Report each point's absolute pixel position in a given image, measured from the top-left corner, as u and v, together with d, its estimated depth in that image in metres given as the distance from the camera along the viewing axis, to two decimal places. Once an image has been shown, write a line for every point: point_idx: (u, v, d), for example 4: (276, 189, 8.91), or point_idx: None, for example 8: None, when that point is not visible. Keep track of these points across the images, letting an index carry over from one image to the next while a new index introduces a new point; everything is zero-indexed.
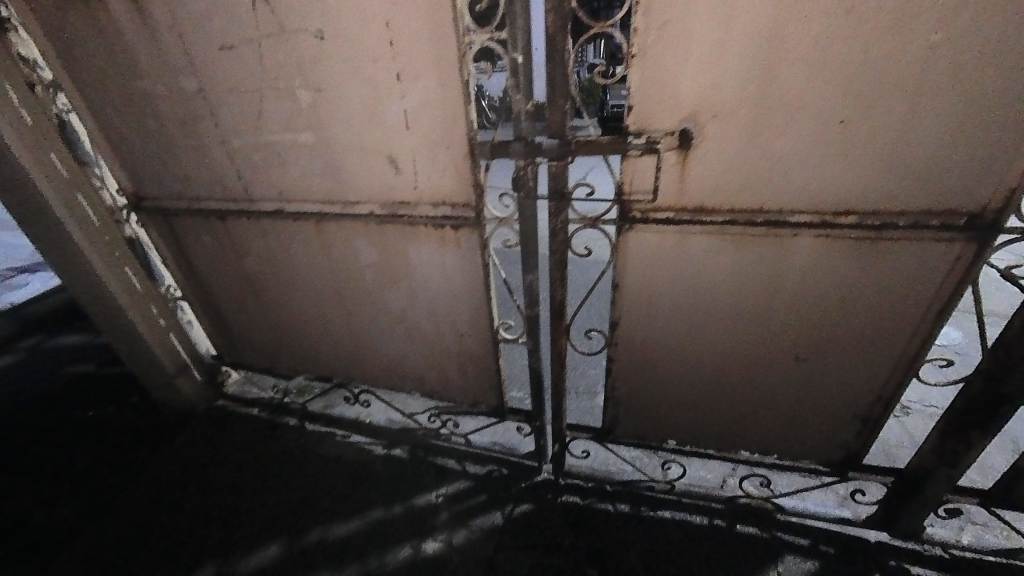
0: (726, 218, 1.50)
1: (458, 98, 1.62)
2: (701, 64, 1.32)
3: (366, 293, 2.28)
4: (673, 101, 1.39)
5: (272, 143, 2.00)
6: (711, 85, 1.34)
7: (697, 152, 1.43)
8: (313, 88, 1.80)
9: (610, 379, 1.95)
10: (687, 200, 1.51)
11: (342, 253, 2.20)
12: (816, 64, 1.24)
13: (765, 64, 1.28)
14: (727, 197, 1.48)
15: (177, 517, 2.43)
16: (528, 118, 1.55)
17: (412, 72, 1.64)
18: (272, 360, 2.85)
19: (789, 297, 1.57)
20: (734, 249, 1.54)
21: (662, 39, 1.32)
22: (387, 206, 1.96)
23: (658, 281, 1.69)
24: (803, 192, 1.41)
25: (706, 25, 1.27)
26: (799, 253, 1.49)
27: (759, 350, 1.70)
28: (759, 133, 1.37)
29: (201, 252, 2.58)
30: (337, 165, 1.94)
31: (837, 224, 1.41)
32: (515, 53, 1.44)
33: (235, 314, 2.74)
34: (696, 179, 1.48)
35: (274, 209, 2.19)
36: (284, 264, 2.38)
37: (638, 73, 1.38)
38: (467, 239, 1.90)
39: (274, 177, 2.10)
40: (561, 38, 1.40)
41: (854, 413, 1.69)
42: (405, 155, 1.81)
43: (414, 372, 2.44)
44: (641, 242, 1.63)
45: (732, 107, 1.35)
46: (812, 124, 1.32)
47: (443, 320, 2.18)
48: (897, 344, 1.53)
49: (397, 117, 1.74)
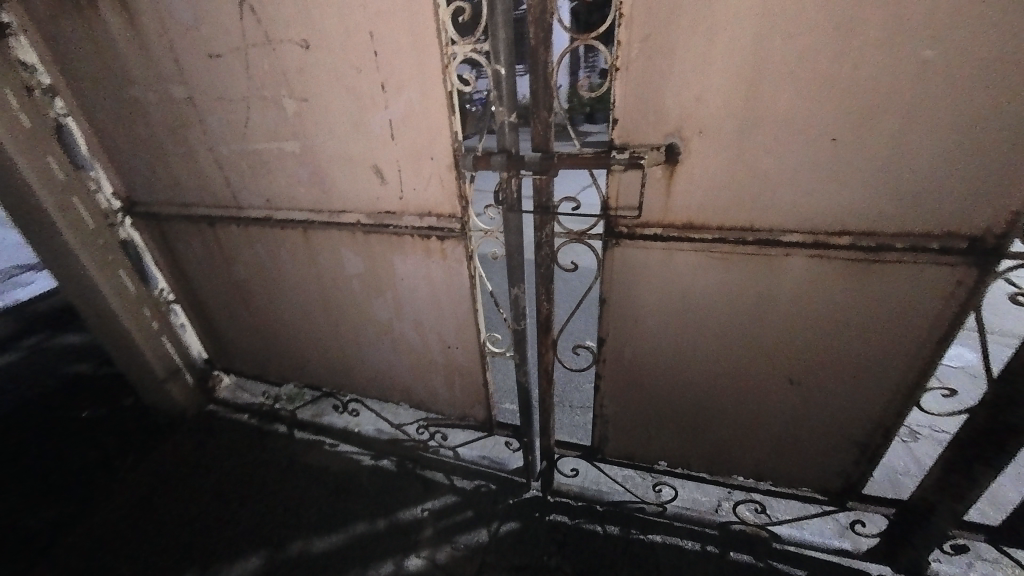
0: (715, 235, 1.44)
1: (442, 108, 1.60)
2: (686, 78, 1.28)
3: (353, 303, 2.25)
4: (658, 115, 1.36)
5: (260, 152, 1.99)
6: (696, 99, 1.30)
7: (683, 167, 1.39)
8: (299, 98, 1.78)
9: (598, 397, 1.89)
10: (674, 216, 1.47)
11: (330, 262, 2.18)
12: (804, 79, 1.20)
13: (751, 78, 1.23)
14: (715, 214, 1.42)
15: (161, 524, 2.41)
16: (511, 130, 1.54)
17: (395, 82, 1.62)
18: (262, 367, 2.84)
19: (781, 318, 1.51)
20: (723, 268, 1.49)
21: (646, 53, 1.29)
22: (374, 215, 1.93)
23: (645, 299, 1.63)
24: (794, 210, 1.35)
25: (690, 38, 1.24)
26: (791, 274, 1.43)
27: (751, 372, 1.63)
28: (746, 150, 1.32)
29: (192, 258, 2.58)
30: (323, 174, 1.92)
31: (831, 244, 1.35)
32: (498, 66, 1.46)
33: (226, 319, 2.74)
34: (683, 196, 1.43)
35: (262, 217, 2.18)
36: (273, 272, 2.37)
37: (622, 87, 1.35)
38: (453, 251, 1.86)
39: (263, 185, 2.09)
40: (544, 50, 1.36)
41: (852, 441, 1.61)
42: (390, 165, 1.78)
43: (401, 383, 2.41)
44: (627, 259, 1.58)
45: (717, 122, 1.31)
46: (802, 141, 1.26)
47: (429, 332, 2.14)
48: (896, 371, 1.46)
49: (382, 127, 1.72)
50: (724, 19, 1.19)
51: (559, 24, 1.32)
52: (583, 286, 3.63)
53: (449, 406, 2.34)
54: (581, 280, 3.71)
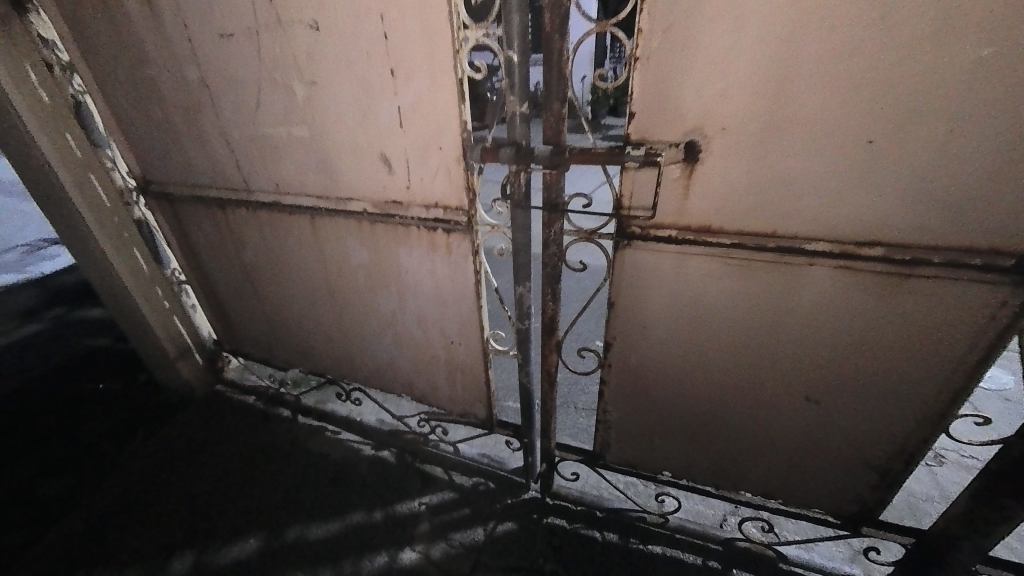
0: (733, 240, 1.35)
1: (452, 97, 1.53)
2: (709, 72, 1.20)
3: (358, 293, 2.22)
4: (678, 111, 1.27)
5: (269, 136, 1.97)
6: (720, 94, 1.21)
7: (702, 167, 1.30)
8: (309, 82, 1.74)
9: (602, 402, 1.82)
10: (690, 219, 1.38)
11: (336, 250, 2.15)
12: (839, 76, 1.10)
13: (781, 73, 1.14)
14: (734, 219, 1.33)
15: (165, 500, 2.45)
16: (522, 121, 1.46)
17: (405, 68, 1.56)
18: (269, 352, 2.85)
19: (800, 332, 1.41)
20: (741, 276, 1.40)
21: (667, 44, 1.21)
22: (380, 205, 1.89)
23: (655, 305, 1.56)
24: (821, 218, 1.25)
25: (716, 28, 1.15)
26: (814, 286, 1.33)
27: (764, 386, 1.54)
28: (772, 151, 1.22)
29: (203, 240, 2.59)
30: (331, 161, 1.89)
31: (861, 256, 1.25)
32: (511, 53, 1.39)
33: (234, 303, 2.75)
34: (701, 198, 1.34)
35: (270, 202, 2.16)
36: (280, 257, 2.36)
37: (640, 80, 1.27)
38: (458, 245, 1.81)
39: (271, 170, 2.07)
40: (559, 38, 1.28)
41: (871, 465, 1.51)
42: (398, 154, 1.73)
43: (403, 376, 2.38)
44: (638, 261, 1.50)
45: (742, 120, 1.22)
46: (835, 143, 1.17)
47: (433, 326, 2.10)
48: (923, 395, 1.36)
49: (390, 114, 1.66)
50: (756, 7, 1.10)
51: (577, 9, 1.23)
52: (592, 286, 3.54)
53: (450, 402, 2.31)
54: (592, 279, 3.63)
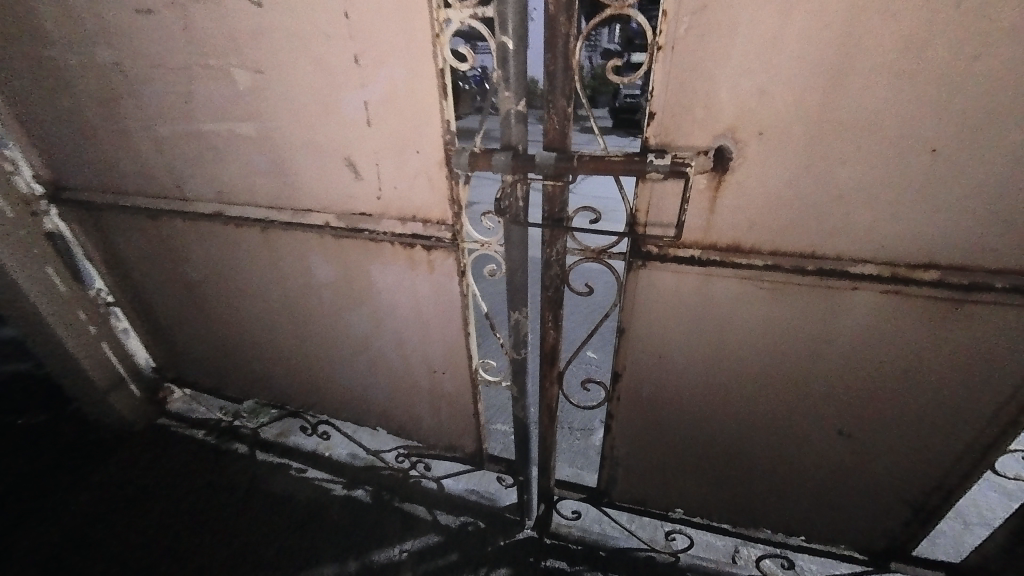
0: (767, 261, 1.18)
1: (432, 91, 1.27)
2: (746, 65, 1.01)
3: (325, 315, 1.93)
4: (707, 111, 1.07)
5: (206, 134, 1.64)
6: (758, 92, 1.03)
7: (734, 177, 1.12)
8: (252, 68, 1.43)
9: (608, 437, 1.62)
10: (715, 236, 1.20)
11: (295, 267, 1.84)
12: (900, 73, 0.94)
13: (833, 70, 0.97)
14: (769, 236, 1.16)
15: (96, 561, 2.07)
16: (519, 121, 1.20)
17: (372, 54, 1.28)
18: (218, 381, 2.48)
19: (835, 360, 1.26)
20: (774, 300, 1.23)
21: (696, 30, 1.00)
22: (345, 217, 1.60)
23: (672, 332, 1.38)
24: (870, 237, 1.09)
25: (759, 10, 0.95)
26: (857, 311, 1.17)
27: (792, 418, 1.39)
28: (818, 158, 1.05)
29: (133, 254, 2.19)
30: (284, 164, 1.58)
31: (912, 280, 1.10)
32: (503, 38, 1.12)
33: (175, 327, 2.37)
34: (731, 212, 1.16)
35: (213, 212, 1.82)
36: (229, 275, 2.02)
37: (663, 73, 1.06)
38: (442, 263, 1.55)
39: (212, 174, 1.73)
40: (565, 21, 1.04)
41: (904, 502, 1.39)
42: (367, 156, 1.45)
43: (378, 406, 2.10)
44: (655, 283, 1.31)
45: (784, 123, 1.04)
46: (891, 151, 1.00)
47: (413, 352, 1.84)
48: (971, 428, 1.22)
49: (356, 109, 1.38)
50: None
51: None
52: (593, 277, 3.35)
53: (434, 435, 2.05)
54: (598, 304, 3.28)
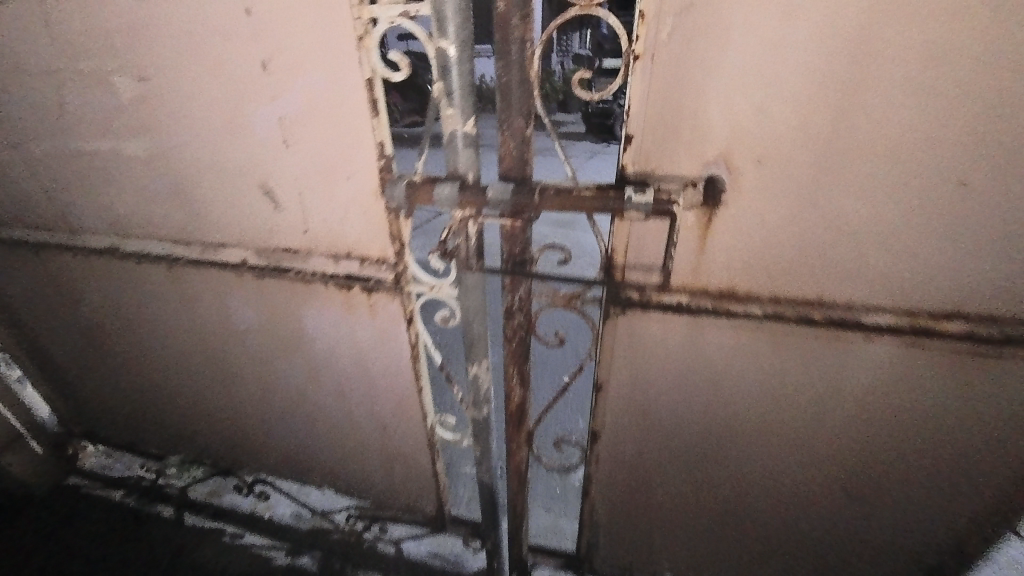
0: (766, 310, 1.00)
1: (360, 106, 1.02)
2: (741, 78, 0.82)
3: (253, 365, 1.63)
4: (695, 133, 0.88)
5: (87, 154, 1.32)
6: (755, 112, 0.84)
7: (726, 214, 0.93)
8: (134, 75, 1.14)
9: (586, 502, 1.41)
10: (706, 280, 1.01)
11: (212, 310, 1.54)
12: (925, 91, 0.77)
13: (845, 86, 0.79)
14: (769, 281, 0.98)
15: None
16: (466, 146, 0.95)
17: (283, 60, 1.02)
18: (135, 436, 2.13)
19: (843, 417, 1.09)
20: (775, 352, 1.05)
21: (680, 36, 0.81)
22: (265, 253, 1.33)
23: (657, 385, 1.18)
24: (887, 283, 0.92)
25: (755, 12, 0.77)
26: (870, 364, 1.01)
27: (793, 480, 1.21)
28: (826, 191, 0.87)
29: (15, 294, 1.82)
30: (187, 191, 1.29)
31: (934, 332, 0.93)
32: (442, 42, 0.87)
33: (76, 376, 2.00)
34: (723, 254, 0.97)
35: (106, 246, 1.50)
36: (134, 319, 1.69)
37: (641, 88, 0.86)
38: (385, 307, 1.30)
39: (99, 202, 1.41)
40: (518, 23, 0.83)
41: (916, 567, 1.24)
42: (287, 183, 1.19)
43: (323, 464, 1.81)
44: (635, 333, 1.11)
45: (785, 150, 0.86)
46: (913, 185, 0.84)
47: (358, 406, 1.57)
48: (994, 491, 1.07)
49: (268, 127, 1.12)
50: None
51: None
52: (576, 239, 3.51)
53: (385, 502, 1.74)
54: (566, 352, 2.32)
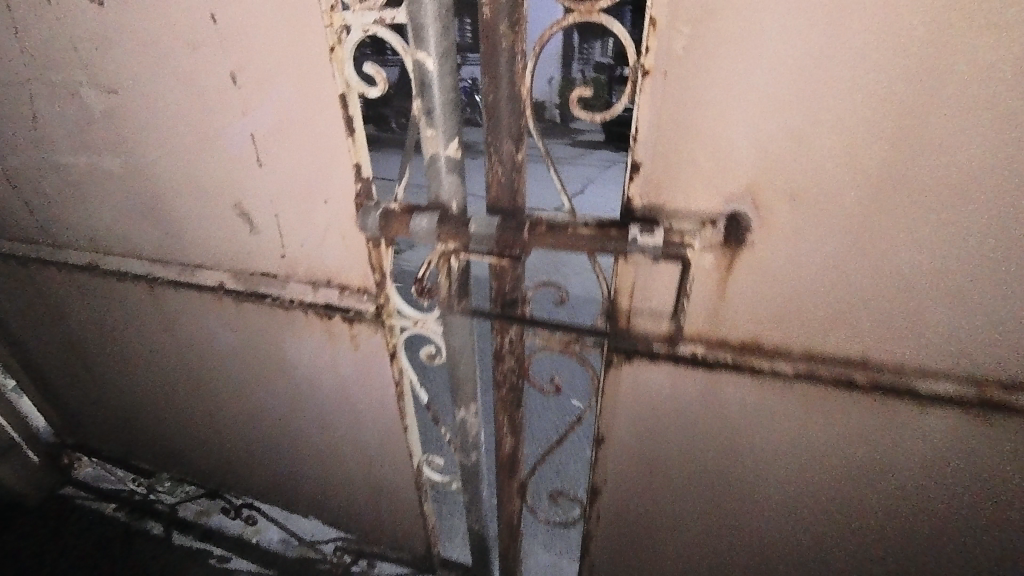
0: (798, 369, 0.85)
1: (333, 124, 0.90)
2: (771, 100, 0.68)
3: (236, 389, 1.54)
4: (715, 163, 0.74)
5: (63, 168, 1.25)
6: (789, 140, 0.70)
7: (752, 257, 0.79)
8: (103, 87, 1.06)
9: (585, 560, 1.27)
10: (725, 330, 0.87)
11: (193, 332, 1.46)
12: (1005, 119, 0.62)
13: (902, 111, 0.65)
14: (801, 335, 0.83)
15: None
16: (449, 171, 0.83)
17: (251, 72, 0.91)
18: (126, 450, 2.08)
19: (885, 493, 0.93)
20: (806, 415, 0.90)
21: (699, 48, 0.67)
22: (243, 277, 1.23)
23: (666, 442, 1.04)
24: (948, 345, 0.77)
25: (791, 21, 0.63)
26: (921, 436, 0.85)
27: (823, 557, 1.05)
28: (873, 235, 0.73)
29: (6, 305, 1.77)
30: (162, 210, 1.21)
31: (1006, 406, 0.77)
32: (418, 54, 0.74)
33: (67, 389, 1.95)
34: (746, 302, 0.83)
35: (86, 263, 1.43)
36: (118, 336, 1.62)
37: (652, 109, 0.72)
38: (368, 339, 1.19)
39: (78, 217, 1.34)
40: (507, 34, 0.70)
41: None
42: (262, 205, 1.09)
43: (309, 493, 1.72)
44: (642, 384, 0.98)
45: (824, 185, 0.72)
46: (985, 232, 0.68)
47: (343, 438, 1.47)
48: None
49: (240, 145, 1.02)
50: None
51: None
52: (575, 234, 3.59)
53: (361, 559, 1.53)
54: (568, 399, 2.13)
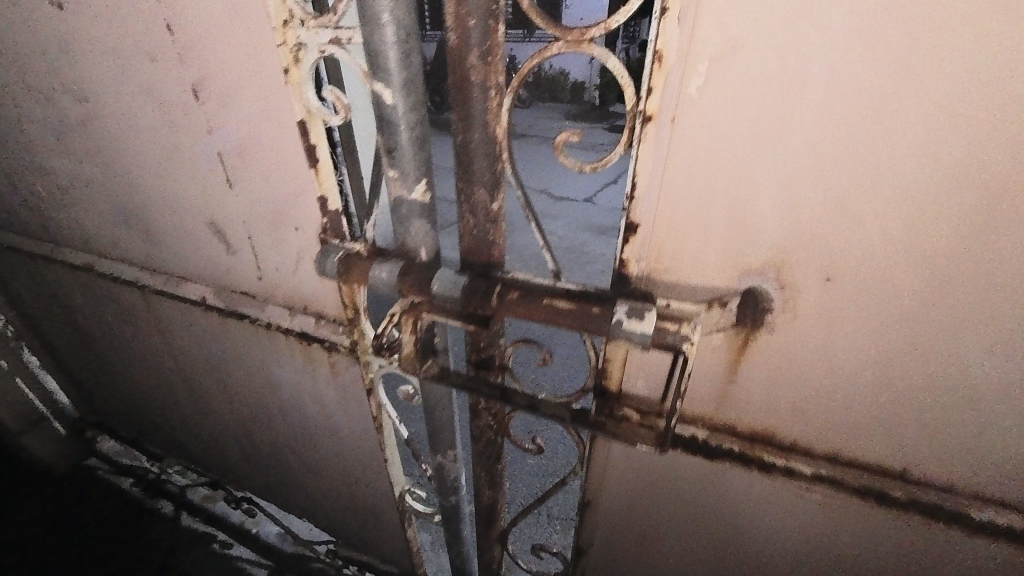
0: (819, 471, 0.71)
1: (296, 151, 0.80)
2: (809, 159, 0.53)
3: (228, 396, 1.52)
4: (731, 230, 0.59)
5: (52, 171, 1.22)
6: (828, 210, 0.55)
7: (771, 343, 0.65)
8: (76, 94, 0.99)
9: None
10: (733, 415, 0.73)
11: (185, 338, 1.43)
12: None
13: (989, 186, 0.48)
14: (825, 433, 0.69)
15: None
16: (415, 217, 0.72)
17: (211, 89, 0.82)
18: (140, 434, 2.14)
19: None
20: (825, 519, 0.76)
21: (718, 89, 0.52)
22: (224, 294, 1.18)
23: (657, 518, 0.93)
24: (1015, 472, 0.61)
25: (843, 62, 0.48)
26: (966, 563, 0.70)
27: None
28: (930, 334, 0.57)
29: (25, 293, 1.82)
30: (144, 221, 1.16)
31: None
32: (376, 85, 0.62)
33: (84, 373, 2.01)
34: (760, 390, 0.69)
35: (83, 264, 1.42)
36: (121, 333, 1.62)
37: (655, 161, 0.58)
38: (347, 369, 1.12)
39: (72, 220, 1.32)
40: (476, 67, 0.57)
41: None
42: (235, 225, 1.01)
43: (301, 499, 1.71)
44: (634, 458, 0.86)
45: (871, 269, 0.56)
46: None
47: (328, 456, 1.43)
48: None
49: (208, 164, 0.93)
50: (956, 19, 0.43)
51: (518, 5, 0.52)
52: (586, 218, 3.65)
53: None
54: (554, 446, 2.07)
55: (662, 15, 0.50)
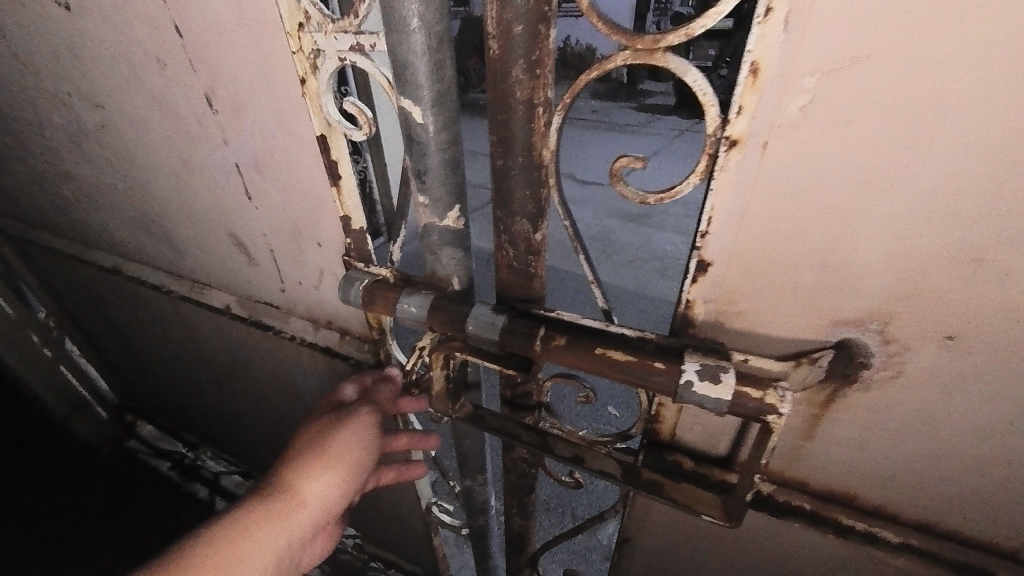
0: (906, 540, 0.62)
1: (316, 166, 0.73)
2: (941, 199, 0.42)
3: (255, 397, 1.52)
4: (826, 276, 0.49)
5: (75, 174, 1.19)
6: (961, 262, 0.44)
7: (861, 400, 0.55)
8: (91, 99, 0.94)
9: None
10: (805, 471, 0.65)
11: (211, 342, 1.42)
12: None
13: None
14: (915, 499, 0.60)
15: None
16: (446, 244, 0.64)
17: (224, 96, 0.75)
18: (174, 423, 2.19)
19: None
20: None
21: (829, 112, 0.42)
22: (247, 303, 1.14)
23: (703, 562, 0.86)
24: None
25: (1009, 84, 0.36)
26: None
27: None
28: None
29: (62, 287, 1.84)
30: (166, 227, 1.12)
31: None
32: (403, 101, 0.54)
33: (121, 365, 2.06)
34: (840, 448, 0.60)
35: (111, 265, 1.40)
36: (152, 331, 1.63)
37: (737, 192, 0.48)
38: None
39: (99, 223, 1.30)
40: (520, 81, 0.47)
41: None
42: (254, 237, 0.96)
43: None
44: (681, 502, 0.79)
45: (1012, 331, 0.45)
46: None
47: None
48: None
49: (224, 174, 0.87)
50: None
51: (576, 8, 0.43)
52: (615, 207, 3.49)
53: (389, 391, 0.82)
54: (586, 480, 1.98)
55: (764, 20, 0.40)
